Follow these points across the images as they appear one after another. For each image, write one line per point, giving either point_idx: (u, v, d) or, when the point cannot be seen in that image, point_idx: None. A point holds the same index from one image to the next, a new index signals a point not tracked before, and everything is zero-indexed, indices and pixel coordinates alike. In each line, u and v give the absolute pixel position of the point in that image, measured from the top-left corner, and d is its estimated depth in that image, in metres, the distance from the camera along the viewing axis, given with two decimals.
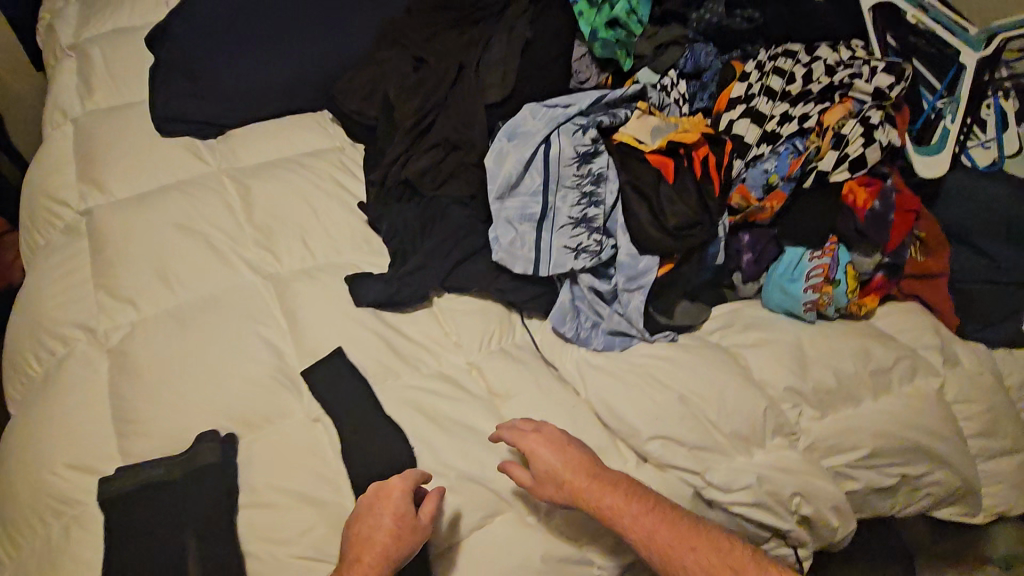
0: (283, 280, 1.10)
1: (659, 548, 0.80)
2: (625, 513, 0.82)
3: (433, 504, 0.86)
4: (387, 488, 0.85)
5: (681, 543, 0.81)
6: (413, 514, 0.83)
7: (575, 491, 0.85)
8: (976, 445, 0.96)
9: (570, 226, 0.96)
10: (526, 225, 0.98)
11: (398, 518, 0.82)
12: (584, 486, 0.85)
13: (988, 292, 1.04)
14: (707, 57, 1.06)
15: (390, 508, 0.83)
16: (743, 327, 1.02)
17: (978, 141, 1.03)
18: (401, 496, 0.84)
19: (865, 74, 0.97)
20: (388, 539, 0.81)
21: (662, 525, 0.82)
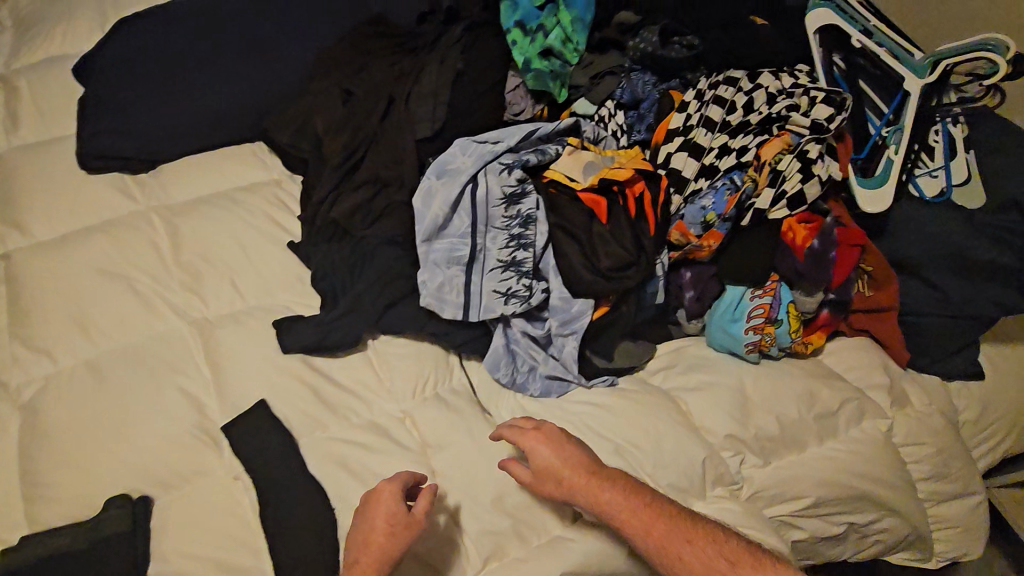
0: (209, 326, 1.06)
1: (658, 544, 0.77)
2: (626, 511, 0.80)
3: (427, 501, 0.85)
4: (379, 490, 0.84)
5: (678, 538, 0.78)
6: (406, 514, 0.82)
7: (574, 489, 0.82)
8: (924, 489, 0.93)
9: (499, 269, 0.91)
10: (454, 268, 0.92)
11: (391, 519, 0.81)
12: (582, 484, 0.82)
13: (941, 325, 0.99)
14: (644, 87, 1.02)
15: (383, 509, 0.82)
16: (686, 368, 0.98)
17: (927, 170, 0.99)
18: (392, 497, 0.83)
19: (804, 105, 0.93)
20: (382, 541, 0.80)
21: (660, 522, 0.79)
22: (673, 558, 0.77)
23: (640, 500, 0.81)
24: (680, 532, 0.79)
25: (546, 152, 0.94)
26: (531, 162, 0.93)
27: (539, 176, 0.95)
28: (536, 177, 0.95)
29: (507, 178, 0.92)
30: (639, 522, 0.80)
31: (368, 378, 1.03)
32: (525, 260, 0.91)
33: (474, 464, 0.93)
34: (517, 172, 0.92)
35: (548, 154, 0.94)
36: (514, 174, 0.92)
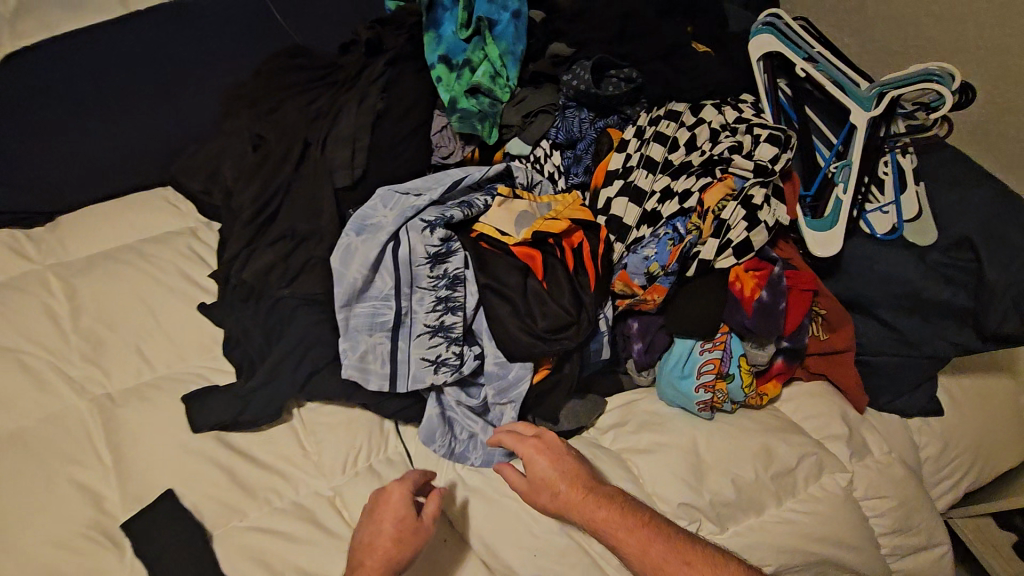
0: (110, 403, 0.95)
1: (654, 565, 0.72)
2: (621, 531, 0.75)
3: (436, 505, 0.79)
4: (387, 492, 0.78)
5: (674, 559, 0.73)
6: (415, 517, 0.76)
7: (568, 505, 0.78)
8: (886, 544, 0.88)
9: (426, 334, 0.83)
10: (377, 336, 0.83)
11: (397, 524, 0.75)
12: (578, 498, 0.78)
13: (896, 366, 0.95)
14: (581, 125, 0.94)
15: (391, 513, 0.76)
16: (636, 427, 0.91)
17: (877, 205, 0.94)
18: (401, 500, 0.78)
19: (747, 144, 0.87)
20: (381, 555, 0.73)
21: (658, 541, 0.74)
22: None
23: (637, 521, 0.76)
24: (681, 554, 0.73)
25: (473, 203, 0.87)
26: (456, 216, 0.85)
27: (466, 229, 0.88)
28: (463, 230, 0.87)
29: (430, 235, 0.84)
30: (634, 544, 0.74)
31: (292, 452, 0.93)
32: (454, 324, 0.84)
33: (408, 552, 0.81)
34: (441, 229, 0.84)
35: (474, 206, 0.87)
36: (437, 231, 0.84)
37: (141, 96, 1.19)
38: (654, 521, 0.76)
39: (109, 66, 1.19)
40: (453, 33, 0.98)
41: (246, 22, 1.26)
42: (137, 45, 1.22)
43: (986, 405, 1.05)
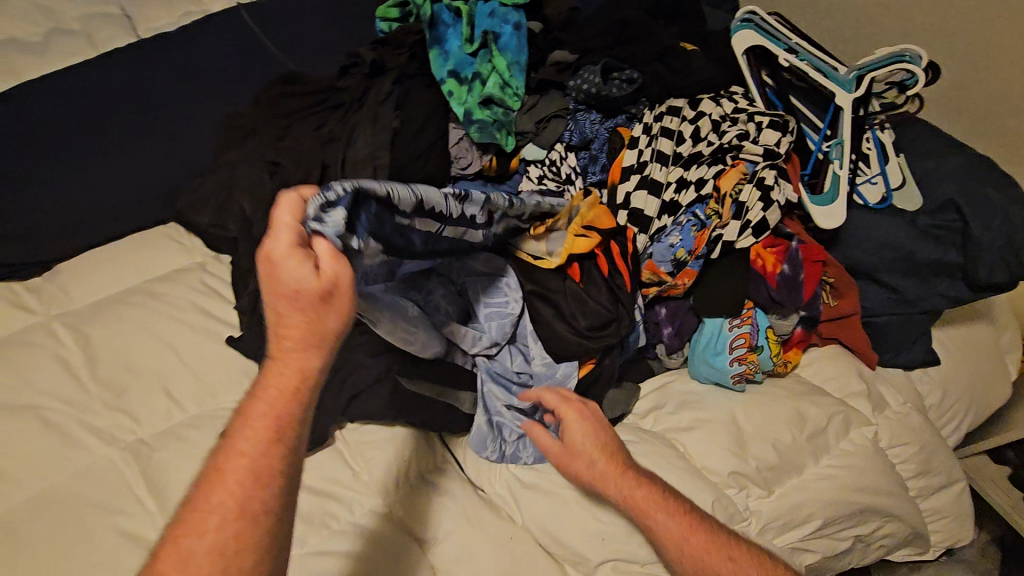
0: (147, 448, 0.92)
1: (694, 556, 0.74)
2: (659, 510, 0.77)
3: (330, 251, 0.56)
4: (267, 256, 0.54)
5: (718, 555, 0.74)
6: (314, 277, 0.55)
7: (603, 479, 0.81)
8: (913, 486, 0.96)
9: (320, 224, 0.58)
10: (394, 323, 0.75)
11: (298, 287, 0.55)
12: (619, 475, 0.80)
13: (899, 323, 1.03)
14: (592, 126, 0.99)
15: (274, 278, 0.55)
16: (675, 407, 0.95)
17: (866, 177, 1.02)
18: (289, 262, 0.54)
19: (752, 132, 0.94)
20: (304, 379, 0.58)
21: (699, 534, 0.75)
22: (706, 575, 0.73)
23: (674, 506, 0.78)
24: (712, 539, 0.75)
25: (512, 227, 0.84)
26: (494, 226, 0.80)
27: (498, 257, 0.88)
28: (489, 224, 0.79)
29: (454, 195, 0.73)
30: (672, 528, 0.76)
31: (342, 474, 0.93)
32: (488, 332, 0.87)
33: (478, 549, 0.86)
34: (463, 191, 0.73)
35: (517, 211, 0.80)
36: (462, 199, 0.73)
37: (132, 136, 1.16)
38: (688, 507, 0.78)
39: (96, 111, 1.17)
40: (458, 48, 1.01)
41: (230, 55, 1.25)
42: (121, 86, 1.19)
43: (974, 350, 1.15)
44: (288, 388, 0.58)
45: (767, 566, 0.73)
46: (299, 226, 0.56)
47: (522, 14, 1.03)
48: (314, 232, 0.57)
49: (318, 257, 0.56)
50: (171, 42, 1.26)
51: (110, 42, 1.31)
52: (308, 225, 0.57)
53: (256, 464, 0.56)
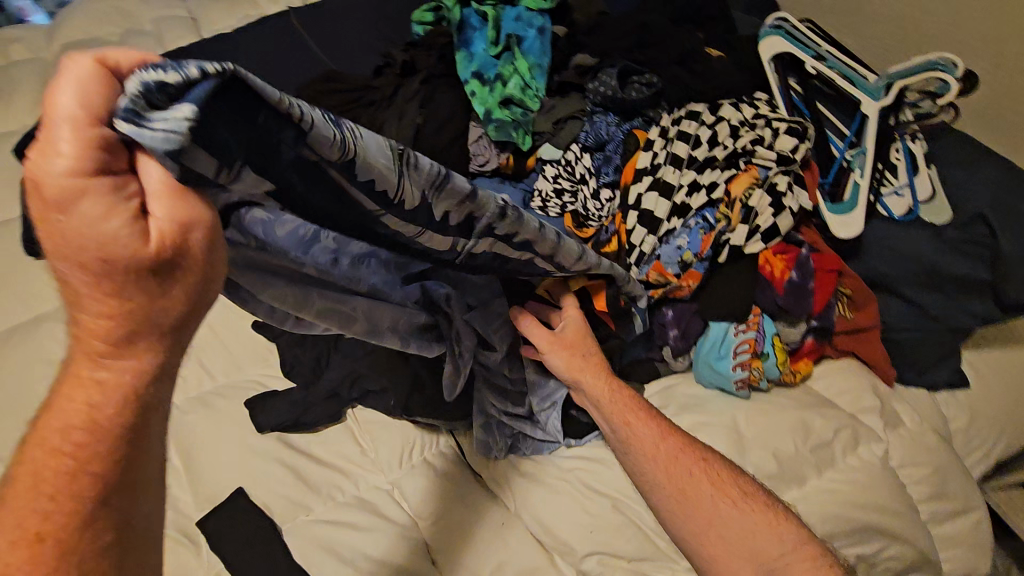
0: (177, 411, 0.99)
1: (666, 463, 0.75)
2: (639, 415, 0.80)
3: (166, 183, 0.38)
4: (46, 194, 0.35)
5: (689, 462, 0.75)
6: (134, 230, 0.37)
7: (591, 380, 0.83)
8: (925, 509, 0.92)
9: (139, 126, 0.36)
10: (323, 308, 0.62)
11: (109, 248, 0.36)
12: (606, 380, 0.83)
13: (922, 340, 0.99)
14: (608, 128, 1.01)
15: (67, 224, 0.35)
16: (677, 409, 0.95)
17: (892, 188, 1.00)
18: (88, 205, 0.35)
19: (768, 137, 0.94)
20: (130, 398, 0.42)
21: (670, 438, 0.78)
22: (680, 475, 0.74)
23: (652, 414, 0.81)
24: (686, 445, 0.77)
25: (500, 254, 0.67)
26: (462, 237, 0.61)
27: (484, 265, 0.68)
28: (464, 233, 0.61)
29: (421, 173, 0.53)
30: (647, 436, 0.78)
31: (349, 448, 0.99)
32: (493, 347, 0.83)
33: (470, 533, 0.89)
34: (424, 164, 0.53)
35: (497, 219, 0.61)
36: (418, 175, 0.53)
37: None
38: (658, 416, 0.82)
39: None
40: (483, 50, 1.05)
41: (280, 54, 1.34)
42: None
43: (1012, 375, 1.08)
44: (105, 407, 0.42)
45: (734, 473, 0.75)
46: (99, 136, 0.35)
47: (547, 19, 1.07)
48: (137, 148, 0.37)
49: (144, 194, 0.38)
50: (229, 42, 1.36)
51: (176, 40, 1.42)
52: (116, 127, 0.35)
53: (66, 521, 0.42)
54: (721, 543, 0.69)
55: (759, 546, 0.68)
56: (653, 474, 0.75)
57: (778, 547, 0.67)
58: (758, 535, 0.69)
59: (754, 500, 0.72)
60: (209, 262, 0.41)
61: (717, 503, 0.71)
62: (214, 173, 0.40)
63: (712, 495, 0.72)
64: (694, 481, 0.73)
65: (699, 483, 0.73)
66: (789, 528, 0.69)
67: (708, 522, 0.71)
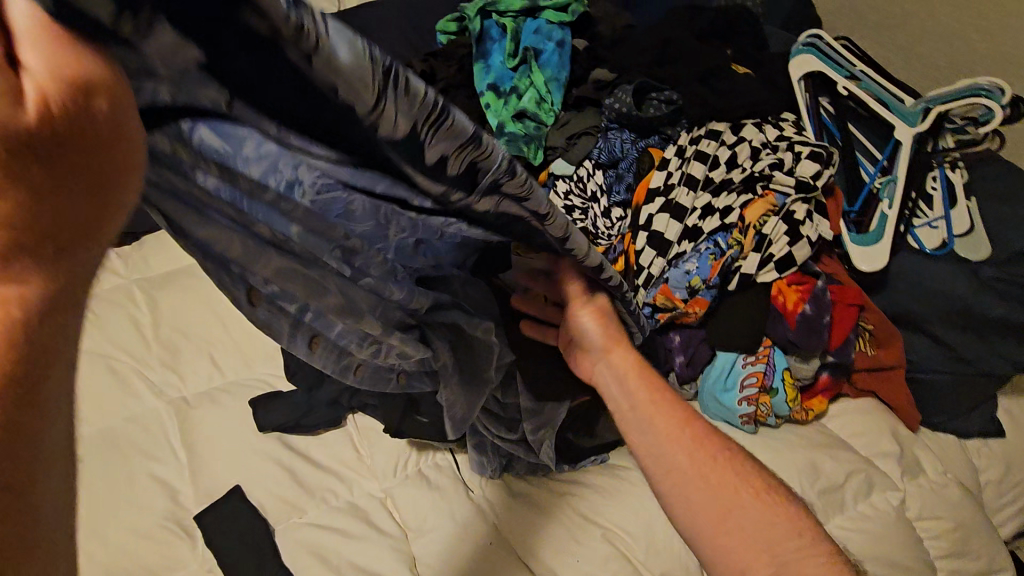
0: (186, 405, 1.02)
1: (684, 446, 0.68)
2: (664, 395, 0.71)
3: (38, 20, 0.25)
4: None
5: (708, 450, 0.68)
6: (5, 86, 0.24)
7: (620, 365, 0.71)
8: (942, 567, 0.86)
9: None
10: (273, 269, 0.52)
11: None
12: (637, 365, 0.71)
13: (951, 384, 0.92)
14: (622, 146, 0.98)
15: None
16: None
17: (926, 220, 0.94)
18: None
19: (788, 162, 0.90)
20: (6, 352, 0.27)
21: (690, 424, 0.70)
22: (705, 476, 0.66)
23: (685, 411, 0.71)
24: (718, 446, 0.68)
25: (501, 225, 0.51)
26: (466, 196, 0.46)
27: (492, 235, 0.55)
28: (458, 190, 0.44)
29: (414, 97, 0.36)
30: (666, 417, 0.70)
31: (346, 455, 0.99)
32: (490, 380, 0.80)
33: (458, 549, 0.88)
34: (424, 91, 0.37)
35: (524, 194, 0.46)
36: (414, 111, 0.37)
37: None
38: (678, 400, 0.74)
39: None
40: (501, 63, 1.05)
41: None
42: None
43: None
44: None
45: (766, 483, 0.66)
46: None
47: (568, 31, 1.06)
48: None
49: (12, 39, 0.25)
50: None
51: None
52: None
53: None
54: (740, 555, 0.61)
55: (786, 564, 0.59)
56: (675, 471, 0.67)
57: (810, 569, 0.58)
58: (788, 554, 0.60)
59: (785, 514, 0.64)
60: (126, 147, 0.29)
61: (744, 513, 0.63)
62: (110, 20, 0.27)
63: (738, 502, 0.64)
64: (721, 486, 0.65)
65: (726, 487, 0.65)
66: (824, 552, 0.60)
67: (730, 532, 0.62)
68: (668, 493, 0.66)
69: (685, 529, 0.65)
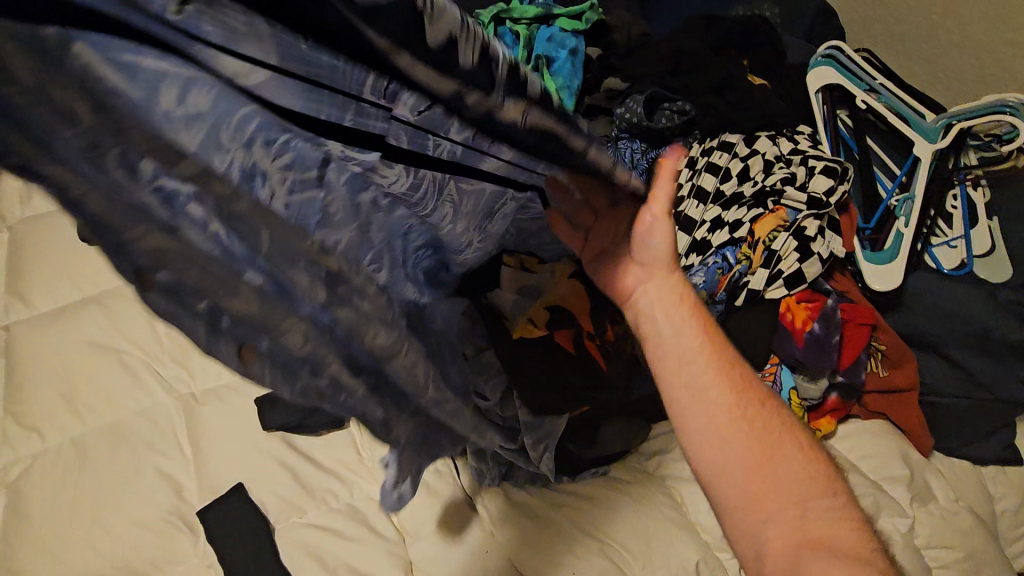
0: (194, 401, 1.04)
1: (733, 395, 0.64)
2: (712, 334, 0.68)
3: None
4: None
5: (755, 405, 0.64)
6: None
7: (668, 295, 0.68)
8: None
9: None
10: (153, 250, 0.39)
11: None
12: (691, 301, 0.69)
13: (966, 408, 0.90)
14: (632, 156, 0.97)
15: None
16: (680, 455, 0.95)
17: (944, 239, 0.92)
18: None
19: (801, 176, 0.88)
20: None
21: (740, 372, 0.66)
22: (749, 414, 0.63)
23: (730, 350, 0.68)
24: (762, 390, 0.67)
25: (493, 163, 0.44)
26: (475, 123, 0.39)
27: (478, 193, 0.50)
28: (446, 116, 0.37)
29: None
30: (716, 357, 0.66)
31: (346, 456, 1.00)
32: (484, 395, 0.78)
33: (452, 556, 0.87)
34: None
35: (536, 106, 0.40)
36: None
37: None
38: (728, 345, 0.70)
39: None
40: None
41: None
42: None
43: None
44: None
45: (802, 433, 0.65)
46: None
47: (582, 39, 1.05)
48: None
49: None
50: None
51: None
52: None
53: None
54: (769, 499, 0.59)
55: (809, 512, 0.58)
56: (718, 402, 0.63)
57: (833, 524, 0.58)
58: (817, 506, 0.59)
59: (819, 467, 0.62)
60: None
61: (780, 457, 0.61)
62: None
63: (775, 446, 0.62)
64: (761, 427, 0.63)
65: (766, 428, 0.63)
66: (849, 509, 0.60)
67: (762, 474, 0.60)
68: (704, 424, 0.63)
69: (712, 464, 0.62)
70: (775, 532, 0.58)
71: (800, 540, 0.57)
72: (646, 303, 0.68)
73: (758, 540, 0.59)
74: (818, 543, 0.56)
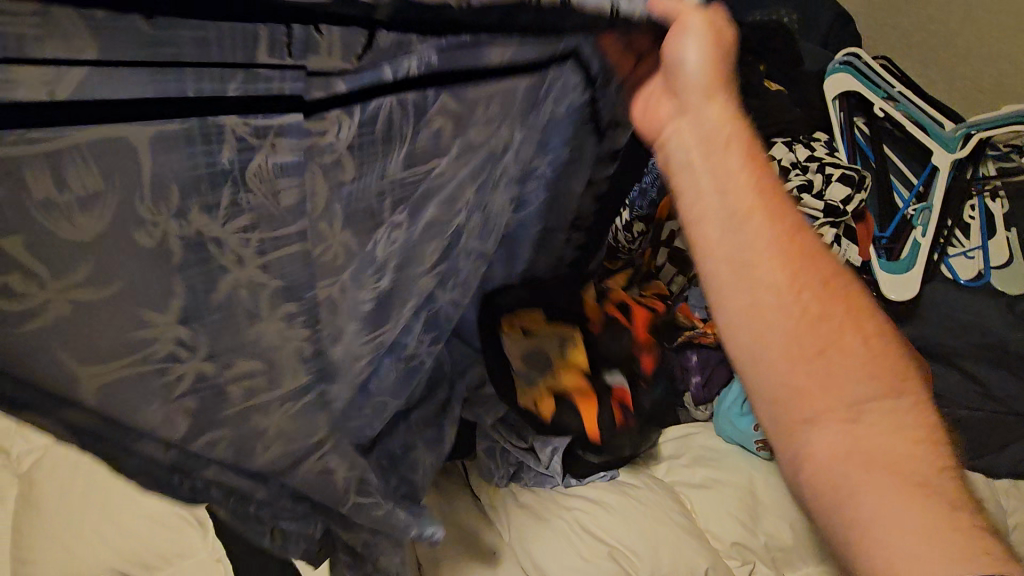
0: None
1: (787, 275, 0.46)
2: (772, 194, 0.48)
3: None
4: None
5: (821, 298, 0.46)
6: None
7: (714, 131, 0.50)
8: None
9: None
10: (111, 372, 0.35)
11: None
12: (742, 145, 0.50)
13: (981, 421, 0.89)
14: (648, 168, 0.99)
15: None
16: (690, 462, 0.95)
17: (961, 250, 0.91)
18: None
19: (818, 183, 0.87)
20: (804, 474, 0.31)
21: (809, 255, 0.47)
22: (805, 296, 0.45)
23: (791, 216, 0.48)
24: (828, 268, 0.47)
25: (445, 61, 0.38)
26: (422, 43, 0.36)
27: (467, 116, 0.43)
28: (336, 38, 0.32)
29: None
30: (772, 226, 0.47)
31: None
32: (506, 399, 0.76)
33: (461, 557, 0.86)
34: None
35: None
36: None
37: None
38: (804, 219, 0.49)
39: None
40: None
41: None
42: None
43: None
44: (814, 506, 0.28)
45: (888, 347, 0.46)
46: None
47: None
48: None
49: None
50: None
51: None
52: None
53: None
54: (820, 400, 0.43)
55: (876, 426, 0.41)
56: (758, 274, 0.46)
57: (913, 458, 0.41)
58: (884, 417, 0.42)
59: (896, 373, 0.44)
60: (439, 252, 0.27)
61: (840, 356, 0.44)
62: None
63: (835, 338, 0.44)
64: (820, 317, 0.45)
65: (824, 315, 0.45)
66: (928, 428, 0.42)
67: (816, 370, 0.43)
68: (736, 302, 0.46)
69: (750, 352, 0.45)
70: (831, 446, 0.42)
71: (852, 453, 0.41)
72: (679, 149, 0.51)
73: (806, 453, 0.43)
74: (884, 462, 0.40)
